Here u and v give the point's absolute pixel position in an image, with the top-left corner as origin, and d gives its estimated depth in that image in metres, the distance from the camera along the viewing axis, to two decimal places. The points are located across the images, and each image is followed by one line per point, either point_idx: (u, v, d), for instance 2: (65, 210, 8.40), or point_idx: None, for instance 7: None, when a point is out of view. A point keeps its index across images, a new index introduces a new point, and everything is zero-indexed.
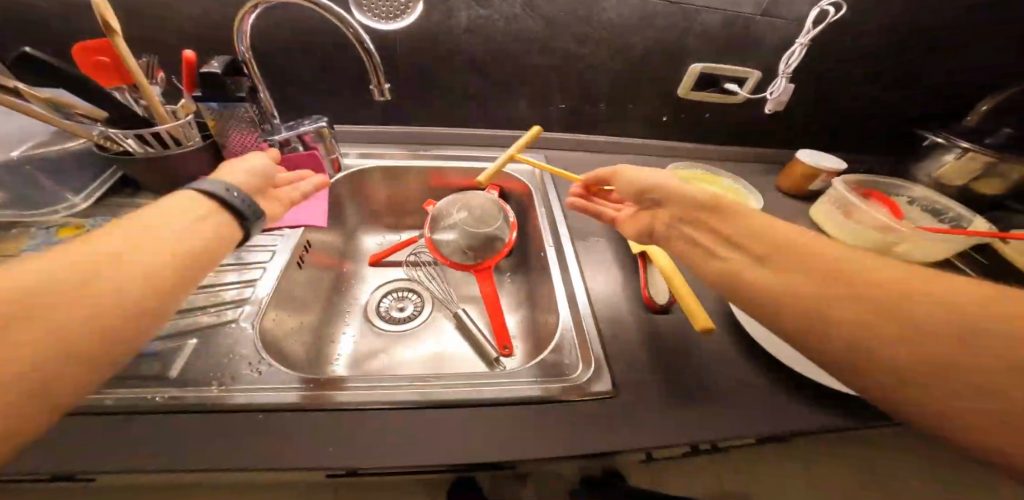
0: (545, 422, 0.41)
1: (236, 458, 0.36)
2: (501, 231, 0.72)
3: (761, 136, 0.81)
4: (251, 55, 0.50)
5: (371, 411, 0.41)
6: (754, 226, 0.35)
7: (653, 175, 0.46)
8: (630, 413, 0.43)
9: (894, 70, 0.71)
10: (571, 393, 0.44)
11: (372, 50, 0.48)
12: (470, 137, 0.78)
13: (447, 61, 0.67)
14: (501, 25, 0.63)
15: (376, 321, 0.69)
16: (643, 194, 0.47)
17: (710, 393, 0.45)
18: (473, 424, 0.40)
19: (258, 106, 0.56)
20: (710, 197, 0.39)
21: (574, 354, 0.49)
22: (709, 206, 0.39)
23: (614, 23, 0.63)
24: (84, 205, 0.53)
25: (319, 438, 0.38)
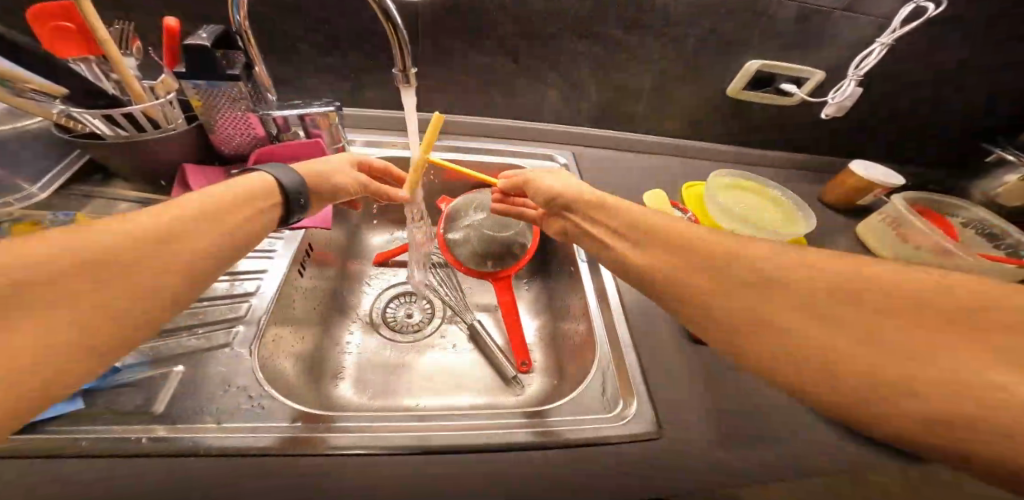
0: (589, 470, 0.37)
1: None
2: (521, 234, 0.64)
3: (806, 140, 0.75)
4: (247, 26, 0.41)
5: (396, 456, 0.36)
6: (642, 234, 0.36)
7: (557, 182, 0.46)
8: (681, 457, 0.39)
9: (965, 78, 0.65)
10: (616, 434, 0.39)
11: (399, 24, 0.39)
12: (491, 128, 0.70)
13: (475, 42, 0.59)
14: (541, 3, 0.55)
15: (382, 330, 0.61)
16: (553, 200, 0.46)
17: (764, 435, 0.42)
18: (510, 469, 0.36)
19: (255, 85, 0.47)
20: (621, 204, 0.41)
21: (613, 386, 0.44)
22: (614, 213, 0.40)
23: (671, 10, 0.55)
24: (42, 196, 0.44)
25: (341, 487, 0.33)
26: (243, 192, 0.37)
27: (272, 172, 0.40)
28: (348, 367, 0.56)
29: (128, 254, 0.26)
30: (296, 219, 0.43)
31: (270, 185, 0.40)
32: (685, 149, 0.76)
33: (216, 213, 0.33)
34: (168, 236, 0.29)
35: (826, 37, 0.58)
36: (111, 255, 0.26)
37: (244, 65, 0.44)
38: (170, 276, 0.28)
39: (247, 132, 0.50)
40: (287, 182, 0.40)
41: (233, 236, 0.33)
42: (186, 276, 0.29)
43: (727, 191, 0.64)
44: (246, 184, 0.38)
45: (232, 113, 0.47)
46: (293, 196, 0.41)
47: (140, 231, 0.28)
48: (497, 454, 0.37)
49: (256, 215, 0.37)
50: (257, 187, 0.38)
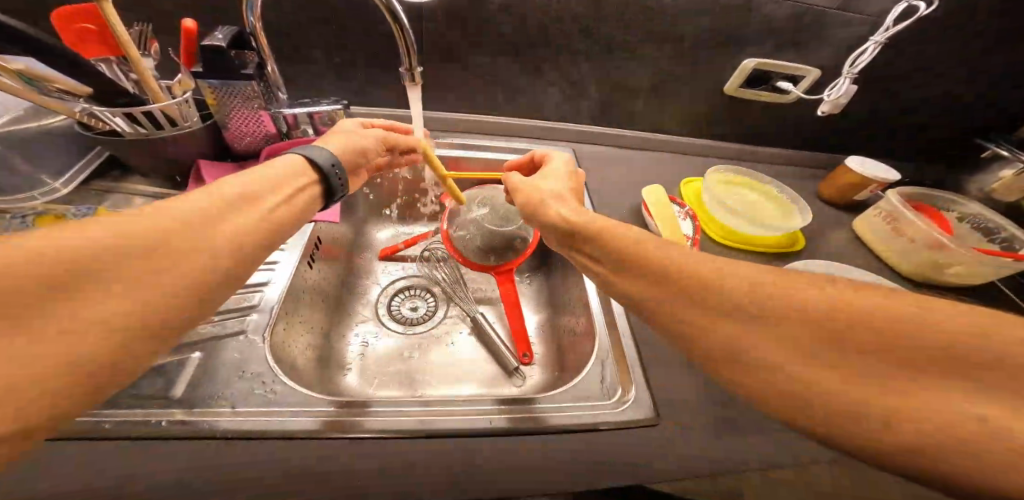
0: (588, 454, 0.38)
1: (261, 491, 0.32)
2: (523, 229, 0.66)
3: (803, 137, 0.76)
4: (260, 27, 0.43)
5: (402, 439, 0.37)
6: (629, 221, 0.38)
7: (537, 188, 0.48)
8: (676, 441, 0.40)
9: (960, 75, 0.66)
10: (614, 420, 0.41)
11: (407, 24, 0.41)
12: (493, 126, 0.72)
13: (478, 42, 0.60)
14: (541, 4, 0.56)
15: (388, 322, 0.63)
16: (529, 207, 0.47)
17: (754, 418, 0.43)
18: (512, 452, 0.38)
19: (267, 84, 0.49)
20: (584, 217, 0.41)
21: (611, 374, 0.46)
22: (584, 233, 0.41)
23: (669, 10, 0.57)
24: (64, 191, 0.46)
25: (354, 467, 0.35)
26: (281, 172, 0.39)
27: (306, 152, 0.42)
28: (354, 357, 0.58)
29: (183, 240, 0.27)
30: (339, 196, 0.45)
31: (307, 168, 0.42)
32: (684, 146, 0.77)
33: (253, 203, 0.35)
34: (213, 224, 0.30)
35: (822, 36, 0.60)
36: (172, 242, 0.27)
37: (257, 64, 0.46)
38: (221, 263, 0.29)
39: (259, 130, 0.52)
40: (319, 159, 0.42)
41: (268, 230, 0.34)
42: (231, 265, 0.30)
43: (724, 187, 0.65)
44: (287, 164, 0.40)
45: (244, 111, 0.49)
46: (331, 172, 0.43)
47: (190, 217, 0.29)
48: (500, 438, 0.38)
49: (293, 199, 0.39)
50: (297, 165, 0.41)
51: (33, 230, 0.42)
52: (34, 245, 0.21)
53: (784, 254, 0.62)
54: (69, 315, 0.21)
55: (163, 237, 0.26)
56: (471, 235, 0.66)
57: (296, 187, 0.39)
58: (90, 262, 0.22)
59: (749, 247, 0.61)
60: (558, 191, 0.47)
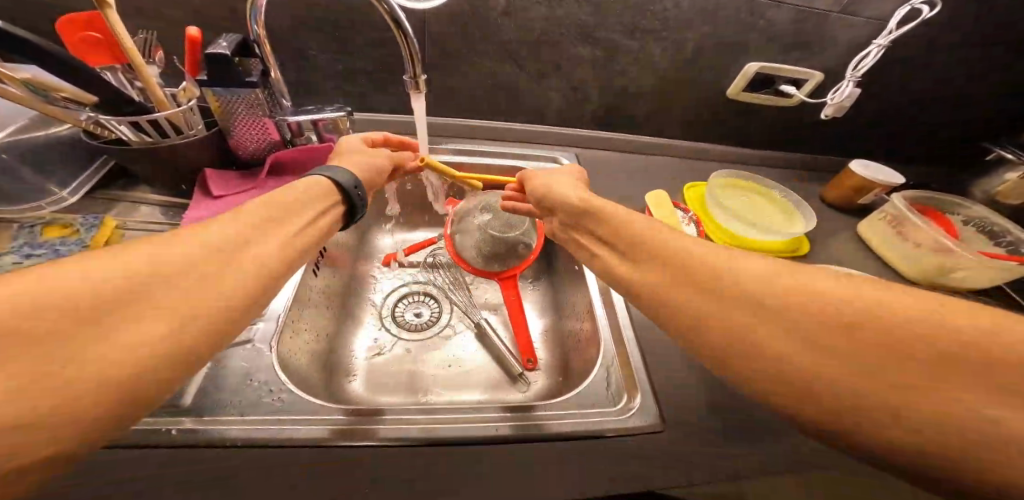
0: (594, 463, 0.38)
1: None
2: (527, 235, 0.66)
3: (805, 140, 0.76)
4: (264, 34, 0.43)
5: (409, 446, 0.37)
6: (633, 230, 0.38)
7: (556, 181, 0.49)
8: (683, 448, 0.40)
9: (964, 77, 0.66)
10: (621, 427, 0.40)
11: (410, 32, 0.41)
12: (495, 130, 0.72)
13: (480, 47, 0.61)
14: (544, 9, 0.57)
15: (392, 329, 0.63)
16: (541, 200, 0.50)
17: (755, 425, 0.43)
18: (518, 461, 0.37)
19: (271, 91, 0.49)
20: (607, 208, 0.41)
21: (616, 381, 0.46)
22: (602, 219, 0.41)
23: (671, 15, 0.57)
24: (71, 201, 0.47)
25: (360, 474, 0.35)
26: (306, 196, 0.39)
27: (329, 174, 0.42)
28: (358, 364, 0.58)
29: (208, 262, 0.27)
30: (358, 216, 0.46)
31: (331, 188, 0.42)
32: (686, 151, 0.77)
33: (277, 218, 0.35)
34: (236, 245, 0.30)
35: (825, 39, 0.60)
36: (206, 259, 0.27)
37: (261, 71, 0.46)
38: (246, 281, 0.29)
39: (263, 137, 0.52)
40: (343, 181, 0.42)
41: (288, 244, 0.34)
42: (258, 284, 0.30)
43: (726, 192, 0.65)
44: (312, 186, 0.40)
45: (248, 118, 0.49)
46: (354, 194, 0.43)
47: (213, 240, 0.29)
48: (504, 446, 0.38)
49: (316, 218, 0.39)
50: (319, 190, 0.40)
51: (40, 240, 0.41)
52: (59, 274, 0.21)
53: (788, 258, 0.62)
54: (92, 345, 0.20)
55: (194, 253, 0.27)
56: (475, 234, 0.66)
57: (315, 210, 0.39)
58: (119, 288, 0.22)
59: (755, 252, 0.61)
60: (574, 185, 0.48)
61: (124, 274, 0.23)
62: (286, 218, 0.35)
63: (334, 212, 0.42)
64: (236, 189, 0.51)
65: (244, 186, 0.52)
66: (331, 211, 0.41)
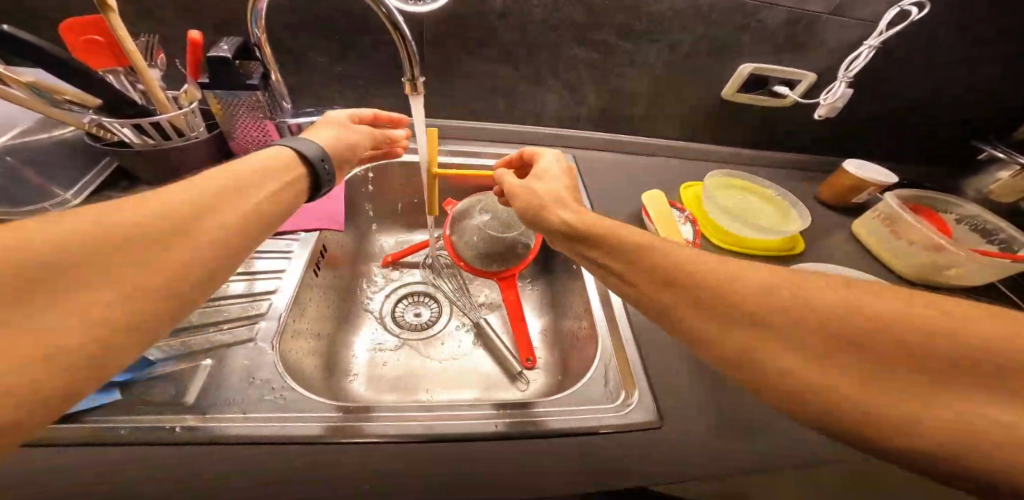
0: (592, 459, 0.38)
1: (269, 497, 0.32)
2: (525, 235, 0.67)
3: (800, 140, 0.77)
4: (265, 38, 0.43)
5: (408, 443, 0.37)
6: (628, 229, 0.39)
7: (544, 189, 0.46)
8: (679, 444, 0.41)
9: (955, 77, 0.67)
10: (618, 423, 0.41)
11: (409, 35, 0.41)
12: (494, 132, 0.73)
13: (479, 50, 0.61)
14: (540, 12, 0.58)
15: (392, 329, 0.63)
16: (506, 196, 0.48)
17: (751, 422, 0.43)
18: (517, 457, 0.38)
19: (272, 94, 0.49)
20: (595, 222, 0.39)
21: (613, 378, 0.46)
22: (596, 235, 0.38)
23: (665, 17, 0.58)
24: (74, 202, 0.47)
25: (361, 470, 0.35)
26: (266, 165, 0.38)
27: (295, 146, 0.42)
28: (359, 363, 0.58)
29: (160, 230, 0.27)
30: (326, 191, 0.45)
31: (296, 161, 0.41)
32: (682, 151, 0.78)
33: (234, 192, 0.33)
34: (194, 216, 0.29)
35: (817, 41, 0.61)
36: (152, 234, 0.26)
37: (261, 74, 0.47)
38: (204, 250, 0.29)
39: (263, 139, 0.53)
40: (308, 153, 0.42)
41: (246, 219, 0.33)
42: (220, 252, 0.30)
43: (722, 192, 0.66)
44: (274, 157, 0.39)
45: (248, 120, 0.50)
46: (319, 165, 0.42)
47: (167, 209, 0.28)
48: (503, 443, 0.39)
49: (280, 189, 0.38)
50: (283, 160, 0.40)
51: None
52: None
53: (784, 257, 0.62)
54: (42, 315, 0.21)
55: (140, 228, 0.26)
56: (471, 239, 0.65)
57: (279, 179, 0.38)
58: (49, 263, 0.22)
59: (750, 251, 0.62)
60: (563, 192, 0.45)
61: (56, 249, 0.22)
62: (242, 187, 0.34)
63: (302, 182, 0.41)
64: None
65: None
66: (299, 182, 0.41)
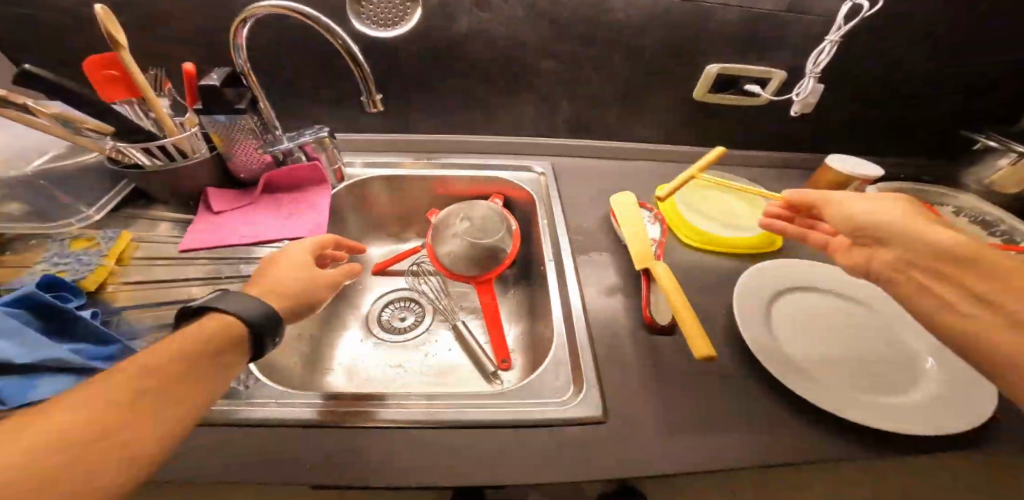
0: (539, 447, 0.38)
1: (220, 474, 0.35)
2: (503, 241, 0.69)
3: (783, 137, 0.77)
4: (249, 68, 0.49)
5: (356, 427, 0.38)
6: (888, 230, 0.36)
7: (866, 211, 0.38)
8: (630, 441, 0.39)
9: (938, 65, 0.65)
10: (566, 415, 0.40)
11: (362, 59, 0.44)
12: (475, 145, 0.77)
13: (454, 69, 0.67)
14: (505, 29, 0.63)
15: (377, 332, 0.66)
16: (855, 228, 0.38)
17: (713, 419, 0.41)
18: (462, 445, 0.38)
19: (261, 117, 0.55)
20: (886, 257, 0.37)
21: (568, 374, 0.44)
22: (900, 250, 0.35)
23: (623, 24, 0.63)
24: (97, 217, 0.52)
25: (302, 452, 0.36)
26: (218, 327, 0.33)
27: (235, 308, 0.35)
28: (341, 361, 0.61)
29: (137, 408, 0.25)
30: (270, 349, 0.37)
31: (231, 326, 0.34)
32: (661, 155, 0.79)
33: (197, 342, 0.31)
34: (164, 381, 0.27)
35: (778, 37, 0.62)
36: (130, 407, 0.24)
37: (250, 99, 0.52)
38: (190, 408, 0.27)
39: (257, 159, 0.59)
40: (250, 316, 0.35)
41: (217, 367, 0.31)
42: (196, 408, 0.28)
43: (697, 194, 0.65)
44: (213, 325, 0.33)
45: (240, 141, 0.55)
46: (263, 324, 0.35)
47: (143, 380, 0.26)
48: (448, 429, 0.39)
49: (240, 337, 0.34)
50: (226, 323, 0.34)
51: (68, 251, 0.47)
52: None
53: (763, 255, 0.61)
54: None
55: (115, 402, 0.24)
56: (467, 257, 0.69)
57: (228, 343, 0.33)
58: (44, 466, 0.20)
59: (724, 250, 0.61)
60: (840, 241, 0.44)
61: (40, 447, 0.20)
62: (202, 348, 0.31)
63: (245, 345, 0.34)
64: (235, 205, 0.57)
65: (240, 202, 0.58)
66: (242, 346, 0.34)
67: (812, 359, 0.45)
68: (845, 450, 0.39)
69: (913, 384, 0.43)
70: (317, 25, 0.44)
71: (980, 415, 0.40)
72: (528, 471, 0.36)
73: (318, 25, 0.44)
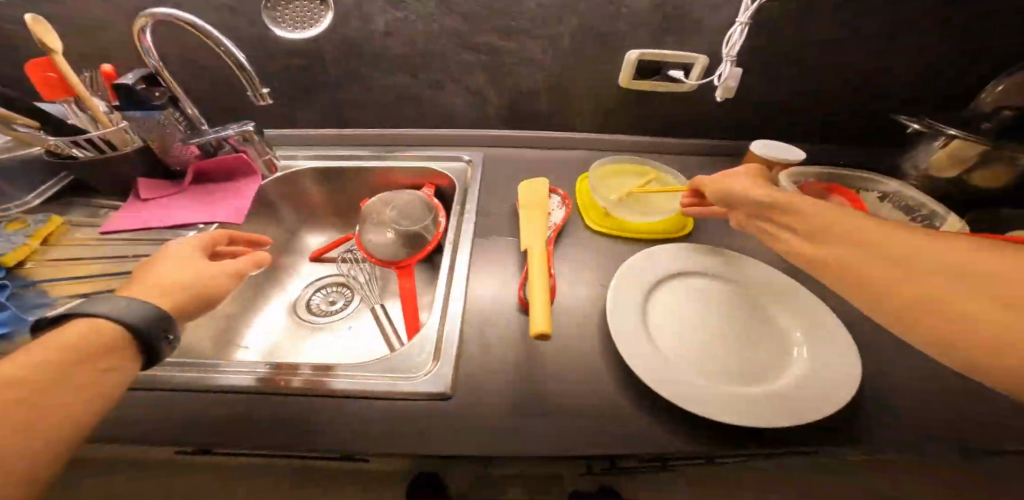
0: (374, 419, 0.40)
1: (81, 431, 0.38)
2: (428, 228, 0.70)
3: (719, 123, 0.75)
4: (161, 68, 0.52)
5: (212, 397, 0.41)
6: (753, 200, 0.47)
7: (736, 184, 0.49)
8: (466, 418, 0.40)
9: (870, 45, 0.62)
10: (408, 391, 0.41)
11: (246, 65, 0.46)
12: (409, 137, 0.79)
13: (377, 65, 0.69)
14: (419, 25, 0.64)
15: (304, 314, 0.70)
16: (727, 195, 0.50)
17: (556, 401, 0.42)
18: (303, 415, 0.40)
19: (183, 113, 0.59)
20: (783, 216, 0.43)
21: (429, 352, 0.45)
22: (770, 204, 0.45)
23: (535, 14, 0.63)
24: (35, 204, 0.59)
25: (154, 417, 0.40)
26: (90, 332, 0.31)
27: (110, 310, 0.32)
28: (252, 340, 0.65)
29: (18, 415, 0.25)
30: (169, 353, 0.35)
31: (106, 328, 0.32)
32: (594, 143, 0.79)
33: (75, 347, 0.29)
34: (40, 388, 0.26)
35: (693, 21, 0.61)
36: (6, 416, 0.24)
37: (169, 96, 0.56)
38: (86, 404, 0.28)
39: (185, 153, 0.63)
40: (135, 317, 0.32)
41: (107, 365, 0.30)
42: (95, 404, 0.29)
43: (612, 181, 0.65)
44: (81, 332, 0.30)
45: (164, 135, 0.59)
46: (154, 325, 0.33)
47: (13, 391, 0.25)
48: (295, 401, 0.41)
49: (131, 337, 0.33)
50: (99, 329, 0.31)
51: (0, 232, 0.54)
52: None
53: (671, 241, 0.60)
54: None
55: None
56: (393, 244, 0.70)
57: (106, 348, 0.31)
58: None
59: (632, 236, 0.61)
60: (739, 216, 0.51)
61: None
62: (79, 350, 0.29)
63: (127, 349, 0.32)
64: (165, 194, 0.63)
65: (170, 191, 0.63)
66: (125, 350, 0.32)
67: (670, 344, 0.45)
68: (678, 440, 0.39)
69: (765, 378, 0.43)
70: (199, 30, 0.46)
71: (817, 413, 0.38)
72: (353, 442, 0.38)
73: (200, 30, 0.46)
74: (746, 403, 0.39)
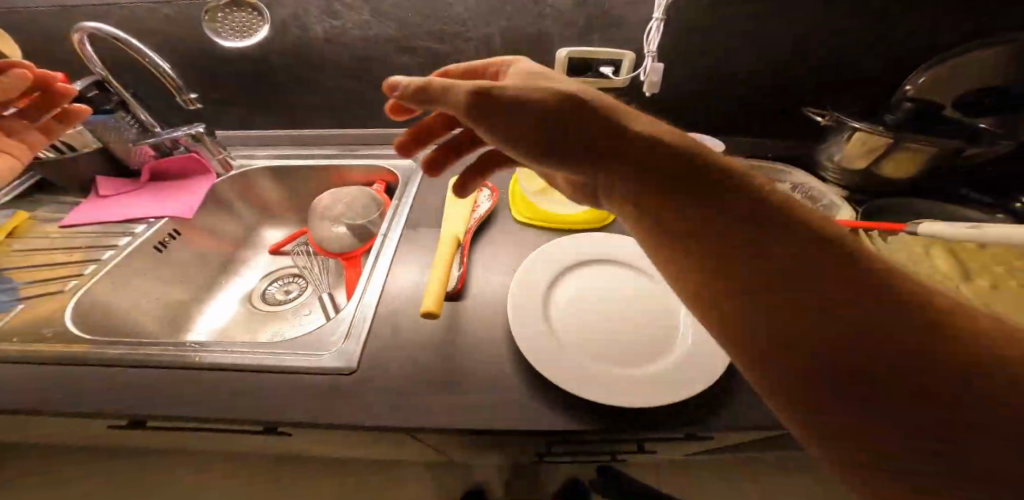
0: (280, 390, 0.44)
1: (15, 401, 0.43)
2: (373, 222, 0.74)
3: (654, 119, 0.77)
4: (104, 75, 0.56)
5: (138, 370, 0.46)
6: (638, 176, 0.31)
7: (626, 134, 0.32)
8: (360, 392, 0.43)
9: (784, 40, 0.65)
10: (313, 365, 0.45)
11: (171, 74, 0.50)
12: (360, 137, 0.82)
13: (322, 69, 0.72)
14: (356, 31, 0.67)
15: (259, 303, 0.74)
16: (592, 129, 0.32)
17: (449, 378, 0.45)
18: (216, 387, 0.44)
19: (136, 117, 0.64)
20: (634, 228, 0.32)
21: (342, 332, 0.49)
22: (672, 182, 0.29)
23: (465, 17, 0.66)
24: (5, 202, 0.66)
25: (82, 388, 0.44)
26: None
27: None
28: (203, 325, 0.70)
29: None
30: None
31: None
32: None
33: None
34: None
35: (613, 20, 0.64)
36: None
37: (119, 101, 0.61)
38: None
39: (141, 154, 0.68)
40: None
41: None
42: None
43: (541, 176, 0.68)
44: None
45: (119, 137, 0.64)
46: None
47: None
48: (210, 374, 0.45)
49: None
50: None
51: None
52: None
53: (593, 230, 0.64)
54: None
55: None
56: (340, 237, 0.74)
57: None
58: None
59: (555, 226, 0.64)
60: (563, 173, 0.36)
61: None
62: None
63: None
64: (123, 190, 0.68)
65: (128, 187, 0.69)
66: None
67: (563, 329, 0.48)
68: (553, 415, 0.42)
69: (653, 357, 0.45)
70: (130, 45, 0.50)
71: (677, 393, 0.41)
72: (254, 410, 0.42)
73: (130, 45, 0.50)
74: (628, 382, 0.42)
